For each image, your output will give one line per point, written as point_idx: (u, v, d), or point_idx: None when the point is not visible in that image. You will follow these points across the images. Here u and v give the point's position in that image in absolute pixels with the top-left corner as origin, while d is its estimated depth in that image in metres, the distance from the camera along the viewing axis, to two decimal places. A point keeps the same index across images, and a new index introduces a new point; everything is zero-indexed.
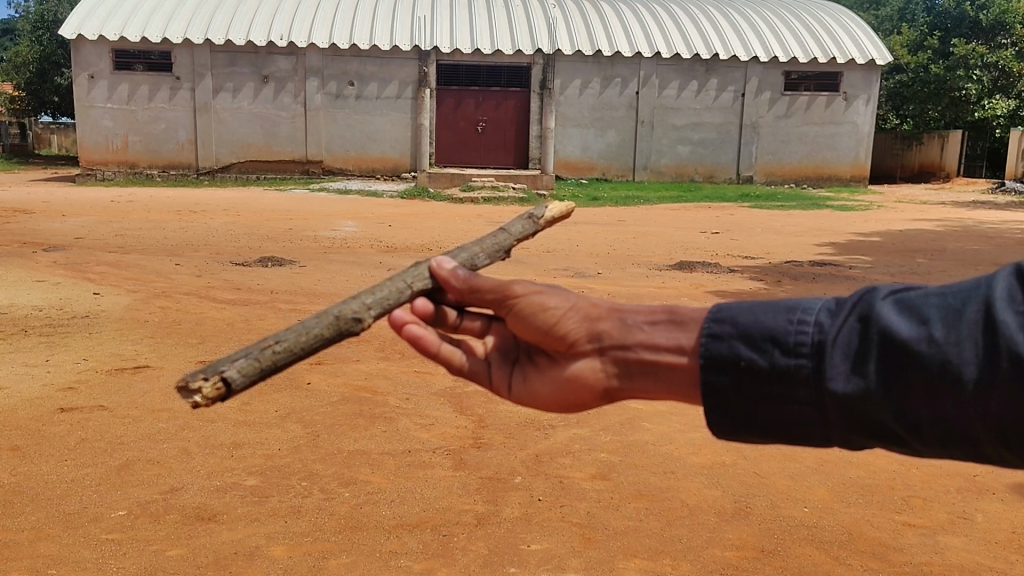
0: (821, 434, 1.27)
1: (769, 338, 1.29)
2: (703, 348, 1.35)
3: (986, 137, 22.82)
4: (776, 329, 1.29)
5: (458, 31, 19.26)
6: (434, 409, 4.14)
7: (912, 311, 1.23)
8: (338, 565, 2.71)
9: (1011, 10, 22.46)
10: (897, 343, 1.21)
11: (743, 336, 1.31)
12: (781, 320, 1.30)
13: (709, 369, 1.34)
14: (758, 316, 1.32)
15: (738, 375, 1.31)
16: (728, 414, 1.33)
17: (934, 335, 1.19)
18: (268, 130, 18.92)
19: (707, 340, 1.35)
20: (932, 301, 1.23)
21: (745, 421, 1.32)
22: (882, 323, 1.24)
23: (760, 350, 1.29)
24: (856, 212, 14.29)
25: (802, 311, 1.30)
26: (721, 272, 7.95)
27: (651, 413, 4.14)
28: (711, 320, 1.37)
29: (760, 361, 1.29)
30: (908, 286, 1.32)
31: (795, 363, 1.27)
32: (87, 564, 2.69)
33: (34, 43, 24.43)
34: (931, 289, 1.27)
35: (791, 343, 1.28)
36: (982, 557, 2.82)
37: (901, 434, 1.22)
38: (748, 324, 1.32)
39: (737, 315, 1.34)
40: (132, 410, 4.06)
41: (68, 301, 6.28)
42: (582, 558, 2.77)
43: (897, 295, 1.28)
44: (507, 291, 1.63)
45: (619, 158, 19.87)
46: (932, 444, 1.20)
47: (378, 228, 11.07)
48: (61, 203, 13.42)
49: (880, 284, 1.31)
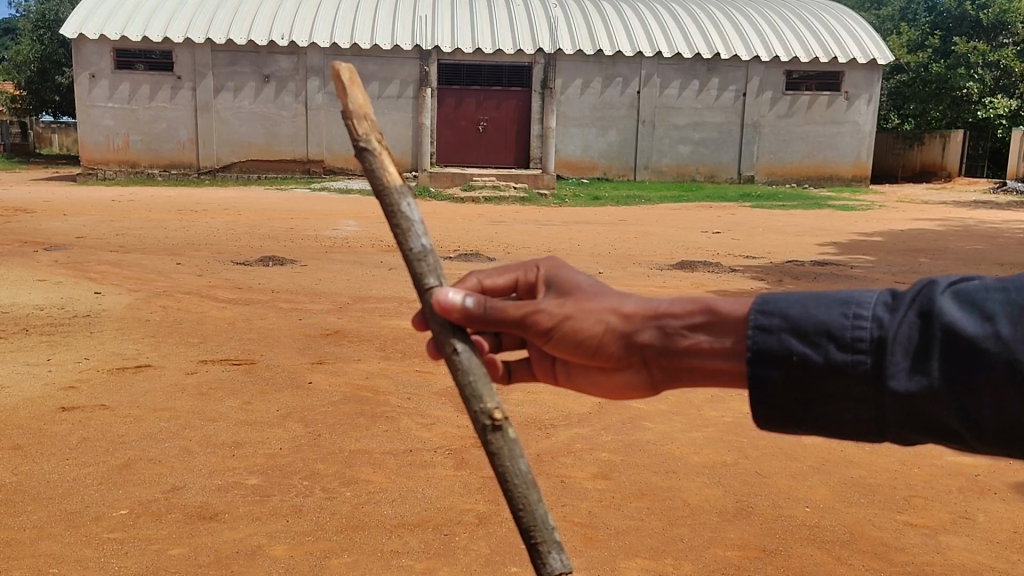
0: (875, 431, 1.28)
1: (825, 332, 1.29)
2: (752, 339, 1.35)
3: (988, 137, 22.74)
4: (831, 324, 1.29)
5: (460, 31, 19.29)
6: (436, 409, 4.13)
7: (974, 307, 1.22)
8: (339, 565, 2.71)
9: (1012, 10, 22.46)
10: (962, 341, 1.20)
11: (795, 330, 1.32)
12: (837, 314, 1.30)
13: (756, 364, 1.34)
14: (811, 310, 1.32)
15: (789, 369, 1.31)
16: (776, 406, 1.33)
17: (1001, 333, 1.18)
18: (269, 130, 18.94)
19: (755, 332, 1.35)
20: (995, 295, 1.22)
21: (794, 416, 1.33)
22: (945, 320, 1.22)
23: (814, 345, 1.30)
24: (857, 213, 14.21)
25: (857, 305, 1.29)
26: (722, 273, 7.93)
27: (653, 412, 4.13)
28: (757, 312, 1.37)
29: (815, 356, 1.29)
30: (965, 278, 1.30)
31: (853, 359, 1.27)
32: (89, 564, 2.69)
33: (35, 42, 24.51)
34: (995, 278, 1.25)
35: (849, 338, 1.27)
36: (984, 557, 2.82)
37: (959, 431, 1.22)
38: (801, 318, 1.32)
39: (787, 308, 1.34)
40: (133, 410, 4.05)
41: (69, 301, 6.26)
42: (583, 558, 2.77)
43: (956, 288, 1.27)
44: (532, 323, 1.54)
45: (620, 158, 19.86)
46: (992, 444, 1.20)
47: (379, 228, 11.00)
48: (62, 203, 13.30)
49: (939, 276, 1.30)
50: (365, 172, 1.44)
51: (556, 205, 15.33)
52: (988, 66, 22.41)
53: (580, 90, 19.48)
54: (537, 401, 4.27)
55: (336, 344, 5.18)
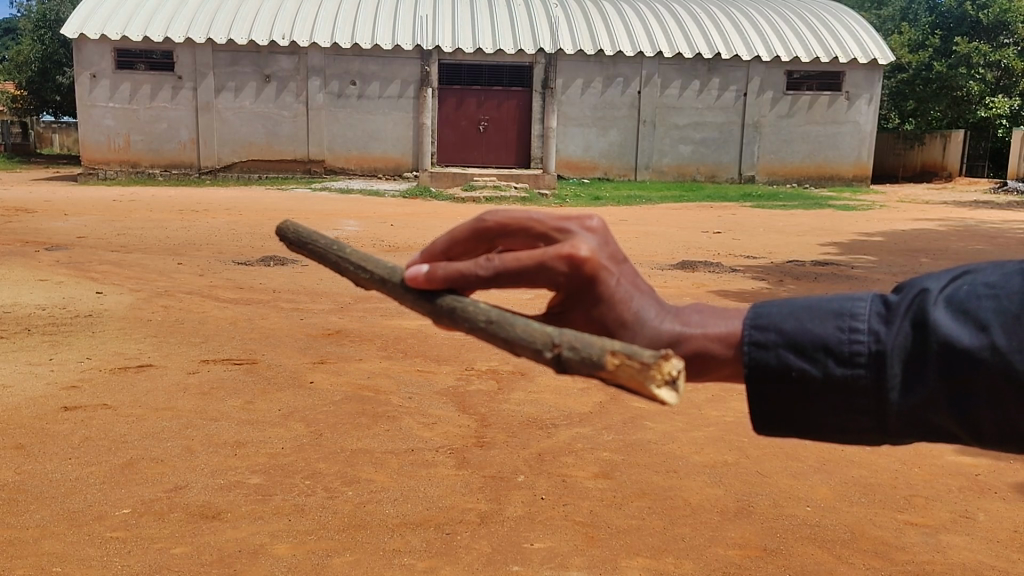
0: (878, 437, 1.27)
1: (822, 347, 1.27)
2: (747, 355, 1.31)
3: (988, 137, 22.90)
4: (828, 339, 1.27)
5: (461, 31, 19.32)
6: (437, 408, 4.14)
7: (968, 316, 1.22)
8: (343, 563, 2.72)
9: (1013, 9, 22.37)
10: (959, 351, 1.20)
11: (791, 345, 1.29)
12: (832, 328, 1.28)
13: (754, 379, 1.30)
14: (806, 324, 1.30)
15: (787, 383, 1.29)
16: (775, 417, 1.30)
17: (997, 343, 1.18)
18: (270, 130, 18.98)
19: (750, 347, 1.31)
20: (986, 301, 1.21)
21: (795, 425, 1.30)
22: (940, 333, 1.21)
23: (812, 360, 1.27)
24: (858, 213, 14.18)
25: (852, 318, 1.28)
26: (723, 273, 7.94)
27: (653, 412, 4.14)
28: (752, 326, 1.33)
29: (813, 371, 1.27)
30: (956, 277, 1.29)
31: (852, 373, 1.25)
32: (92, 562, 2.70)
33: (36, 41, 24.57)
34: (984, 280, 1.25)
35: (847, 352, 1.26)
36: (986, 556, 2.82)
37: (958, 433, 1.22)
38: (797, 333, 1.29)
39: (781, 322, 1.31)
40: (135, 409, 4.06)
41: (70, 300, 6.27)
42: (585, 556, 2.78)
43: (948, 294, 1.26)
44: None
45: (621, 158, 19.87)
46: (993, 442, 1.21)
47: (380, 228, 10.98)
48: (63, 203, 13.27)
49: (931, 282, 1.28)
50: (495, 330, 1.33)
51: (556, 205, 15.30)
52: (989, 66, 22.38)
53: (580, 90, 19.48)
54: (539, 400, 4.28)
55: (337, 344, 5.19)
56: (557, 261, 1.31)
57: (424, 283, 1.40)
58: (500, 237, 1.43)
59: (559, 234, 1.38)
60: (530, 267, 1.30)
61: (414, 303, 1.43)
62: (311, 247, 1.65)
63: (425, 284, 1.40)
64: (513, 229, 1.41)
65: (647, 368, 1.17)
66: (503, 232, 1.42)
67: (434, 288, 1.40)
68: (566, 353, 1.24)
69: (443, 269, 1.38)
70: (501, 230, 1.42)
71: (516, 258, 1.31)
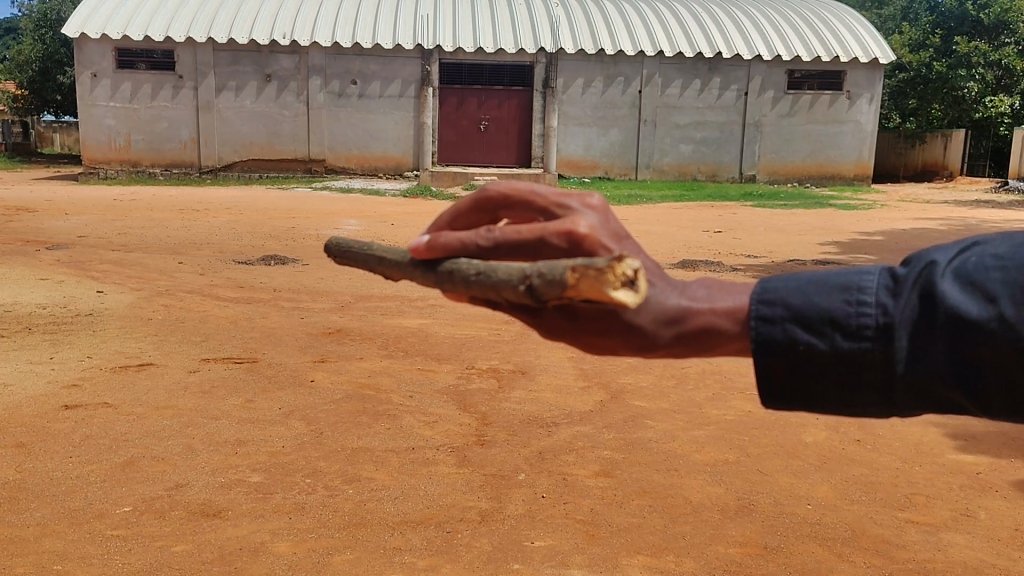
0: (885, 410, 1.27)
1: (829, 320, 1.27)
2: (754, 330, 1.30)
3: (989, 137, 22.86)
4: (834, 312, 1.27)
5: (461, 31, 19.30)
6: (437, 407, 4.14)
7: (975, 286, 1.22)
8: (343, 561, 2.72)
9: (1013, 9, 22.35)
10: (965, 323, 1.20)
11: (798, 319, 1.28)
12: (839, 301, 1.27)
13: (761, 352, 1.29)
14: (811, 297, 1.29)
15: (793, 357, 1.28)
16: (785, 392, 1.30)
17: (1005, 314, 1.18)
18: (271, 130, 18.97)
19: (756, 323, 1.29)
20: (995, 273, 1.21)
21: (803, 397, 1.29)
22: (947, 304, 1.21)
23: (819, 334, 1.27)
24: (860, 213, 14.11)
25: (860, 291, 1.27)
26: (724, 272, 7.93)
27: (654, 410, 4.14)
28: (758, 301, 1.31)
29: (819, 345, 1.27)
30: (963, 247, 1.28)
31: (859, 346, 1.25)
32: (92, 560, 2.71)
33: (36, 40, 24.60)
34: (992, 251, 1.24)
35: (853, 326, 1.25)
36: (986, 555, 2.82)
37: (965, 405, 1.23)
38: (803, 306, 1.28)
39: (788, 296, 1.29)
40: (136, 407, 4.07)
41: (71, 300, 6.26)
42: (585, 555, 2.77)
43: (956, 266, 1.25)
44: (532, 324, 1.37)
45: (622, 157, 19.85)
46: (1001, 414, 1.22)
47: (380, 227, 10.96)
48: (64, 203, 13.22)
49: (939, 253, 1.27)
50: (487, 277, 1.30)
51: None
52: (990, 65, 22.43)
53: (581, 90, 19.46)
54: (539, 399, 4.28)
55: (337, 343, 5.18)
56: (554, 235, 1.30)
57: (427, 252, 1.41)
58: (503, 208, 1.44)
59: (559, 208, 1.36)
60: (528, 238, 1.31)
61: (420, 276, 1.43)
62: (339, 248, 1.67)
63: (426, 253, 1.41)
64: (515, 201, 1.43)
65: (602, 272, 1.16)
66: (504, 203, 1.43)
67: (437, 257, 1.40)
68: (545, 279, 1.22)
69: (445, 237, 1.40)
70: (502, 201, 1.43)
71: (515, 230, 1.33)
